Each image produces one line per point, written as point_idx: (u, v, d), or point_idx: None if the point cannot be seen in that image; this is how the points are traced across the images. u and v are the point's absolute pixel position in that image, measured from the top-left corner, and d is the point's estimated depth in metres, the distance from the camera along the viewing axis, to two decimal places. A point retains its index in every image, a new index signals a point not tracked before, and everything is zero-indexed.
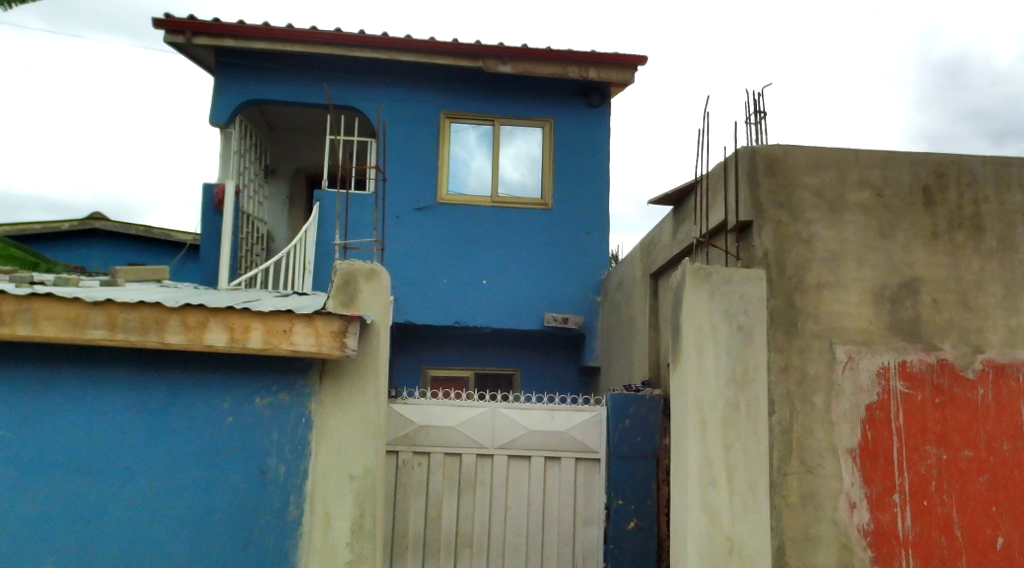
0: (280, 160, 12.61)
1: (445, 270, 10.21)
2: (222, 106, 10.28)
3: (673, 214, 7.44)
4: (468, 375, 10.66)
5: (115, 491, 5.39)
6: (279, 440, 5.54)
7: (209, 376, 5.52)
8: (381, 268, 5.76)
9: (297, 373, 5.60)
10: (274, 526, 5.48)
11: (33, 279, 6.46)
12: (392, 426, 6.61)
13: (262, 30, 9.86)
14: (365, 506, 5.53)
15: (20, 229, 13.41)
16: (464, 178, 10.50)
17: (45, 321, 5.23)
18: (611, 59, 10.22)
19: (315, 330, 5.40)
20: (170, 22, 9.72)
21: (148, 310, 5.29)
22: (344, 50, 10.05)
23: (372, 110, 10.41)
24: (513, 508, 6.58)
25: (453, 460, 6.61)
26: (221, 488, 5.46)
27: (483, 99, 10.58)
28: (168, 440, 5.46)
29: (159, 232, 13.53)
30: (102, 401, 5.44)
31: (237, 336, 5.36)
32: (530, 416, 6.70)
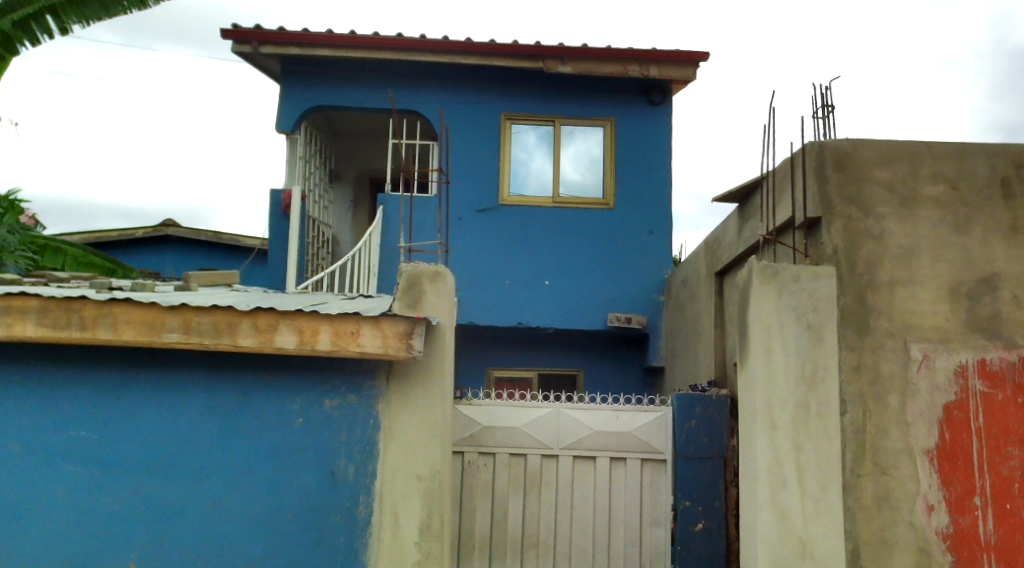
0: (344, 165, 12.78)
1: (508, 271, 10.24)
2: (288, 113, 10.47)
3: (739, 212, 7.36)
4: (531, 375, 10.68)
5: (191, 491, 5.52)
6: (347, 441, 5.61)
7: (279, 377, 5.62)
8: (446, 270, 5.75)
9: (364, 374, 5.66)
10: (345, 525, 5.55)
11: (111, 284, 6.68)
12: (458, 426, 6.65)
13: (326, 37, 10.01)
14: (433, 507, 5.57)
15: (97, 236, 13.88)
16: (524, 179, 10.52)
17: (123, 325, 5.38)
18: (672, 56, 10.12)
19: (382, 332, 5.46)
20: (237, 32, 9.94)
21: (221, 314, 5.40)
22: (405, 54, 10.14)
23: (434, 114, 10.48)
24: (578, 509, 6.56)
25: (519, 461, 6.62)
26: (293, 488, 5.56)
27: (543, 99, 10.57)
28: (240, 440, 5.57)
29: (228, 237, 13.86)
30: (177, 403, 5.57)
31: (306, 338, 5.44)
32: (595, 416, 6.66)
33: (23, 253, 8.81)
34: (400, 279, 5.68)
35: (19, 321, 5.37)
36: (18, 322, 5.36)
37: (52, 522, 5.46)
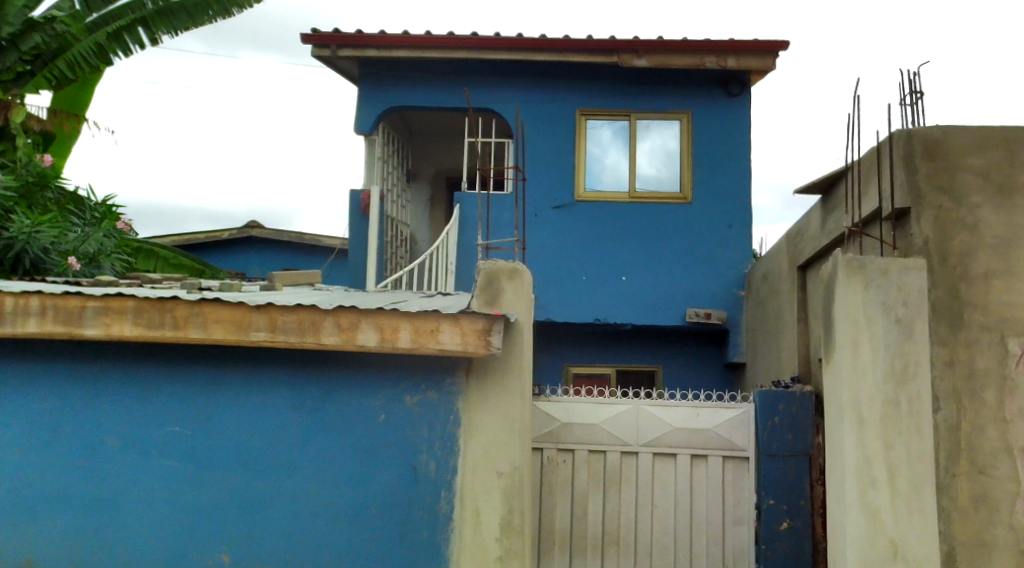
0: (419, 164, 12.92)
1: (586, 267, 10.22)
2: (366, 114, 10.62)
3: (822, 204, 7.20)
4: (609, 372, 10.62)
5: (279, 485, 5.65)
6: (429, 437, 5.67)
7: (361, 374, 5.71)
8: (523, 268, 5.72)
9: (445, 371, 5.71)
10: (426, 520, 5.61)
11: (202, 285, 6.88)
12: (537, 423, 6.63)
13: (402, 38, 10.11)
14: (514, 503, 5.58)
15: (185, 239, 14.33)
16: (599, 175, 10.47)
17: (212, 324, 5.53)
18: (751, 47, 9.92)
19: (461, 329, 5.50)
20: (316, 36, 10.13)
21: (305, 313, 5.50)
22: (480, 53, 10.19)
23: (510, 111, 10.51)
24: (659, 506, 6.50)
25: (599, 457, 6.57)
26: (376, 483, 5.64)
27: (618, 94, 10.50)
28: (325, 436, 5.67)
29: (310, 237, 14.15)
30: (264, 399, 5.70)
31: (387, 336, 5.51)
32: (674, 413, 6.59)
33: (118, 254, 9.00)
34: (479, 276, 5.68)
35: (116, 321, 5.55)
36: (115, 322, 5.55)
37: (148, 515, 5.65)
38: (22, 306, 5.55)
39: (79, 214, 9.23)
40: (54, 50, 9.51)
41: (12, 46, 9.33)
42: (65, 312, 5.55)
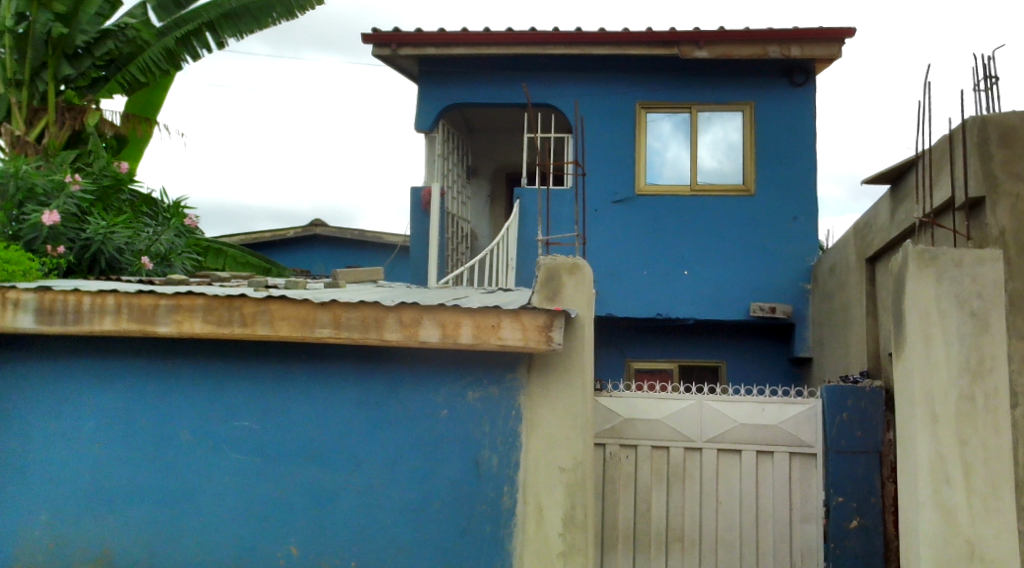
0: (480, 162, 12.97)
1: (647, 262, 10.14)
2: (426, 112, 10.69)
3: (891, 194, 7.04)
4: (671, 366, 10.52)
5: (345, 479, 5.72)
6: (491, 432, 5.67)
7: (424, 369, 5.73)
8: (584, 263, 5.68)
9: (506, 366, 5.70)
10: (490, 514, 5.63)
11: (268, 283, 6.99)
12: (599, 418, 6.55)
13: (461, 36, 10.14)
14: (576, 498, 5.55)
15: (252, 238, 14.66)
16: (660, 168, 10.38)
17: (279, 321, 5.61)
18: (816, 35, 9.70)
19: (522, 325, 5.48)
20: (377, 36, 10.23)
21: (368, 309, 5.55)
22: (539, 48, 10.17)
23: (569, 106, 10.47)
24: (725, 503, 6.40)
25: (662, 453, 6.49)
26: (440, 478, 5.67)
27: (679, 87, 10.37)
28: (390, 431, 5.72)
29: (372, 234, 14.34)
30: (330, 394, 5.77)
31: (449, 332, 5.52)
32: (739, 408, 6.48)
33: (188, 253, 9.21)
34: (539, 272, 5.66)
35: (186, 318, 5.66)
36: (184, 320, 5.66)
37: (219, 507, 5.76)
38: (98, 304, 5.70)
39: (151, 215, 9.45)
40: (128, 55, 9.75)
41: (86, 54, 9.58)
42: (139, 310, 5.68)
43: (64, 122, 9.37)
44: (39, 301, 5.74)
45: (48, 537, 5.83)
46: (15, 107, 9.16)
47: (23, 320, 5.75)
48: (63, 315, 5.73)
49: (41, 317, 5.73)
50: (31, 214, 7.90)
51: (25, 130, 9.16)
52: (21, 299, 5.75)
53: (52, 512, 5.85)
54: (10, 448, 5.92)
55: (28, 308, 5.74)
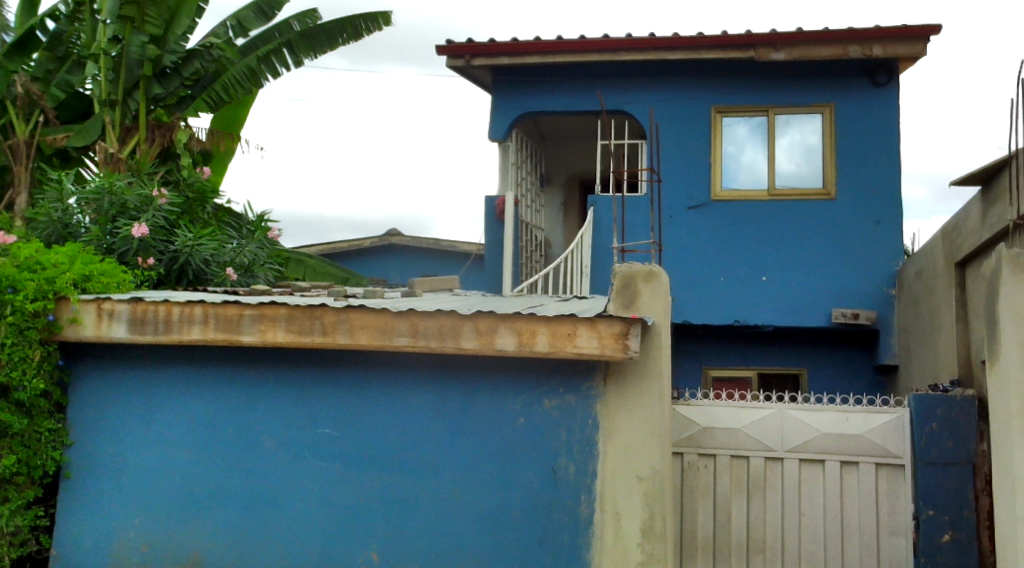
0: (554, 169, 13.01)
1: (724, 268, 10.03)
2: (499, 121, 10.76)
3: (981, 195, 6.82)
4: (750, 375, 10.38)
5: (423, 485, 5.77)
6: (568, 441, 5.66)
7: (500, 377, 5.75)
8: (660, 270, 5.61)
9: (582, 375, 5.68)
10: (568, 523, 5.62)
11: (347, 293, 7.12)
12: (676, 428, 6.49)
13: (533, 45, 10.19)
14: (655, 507, 5.51)
15: (331, 247, 14.97)
16: (736, 173, 10.24)
17: (358, 330, 5.68)
18: (899, 33, 9.43)
19: (598, 333, 5.44)
20: (451, 47, 10.34)
21: (445, 318, 5.60)
22: (613, 54, 10.13)
23: (644, 112, 10.41)
24: (807, 515, 6.25)
25: (741, 463, 6.38)
26: (517, 484, 5.68)
27: (756, 89, 10.20)
28: (468, 438, 5.76)
29: (447, 243, 14.48)
30: (409, 401, 5.84)
31: (525, 340, 5.53)
32: (822, 418, 6.32)
33: (270, 264, 9.41)
34: (615, 280, 5.61)
35: (270, 327, 5.79)
36: (268, 329, 5.79)
37: (301, 513, 5.88)
38: (187, 314, 5.86)
39: (235, 225, 9.61)
40: (212, 74, 10.07)
41: (174, 73, 9.94)
42: (224, 320, 5.83)
43: (154, 138, 9.85)
44: (131, 311, 5.93)
45: (140, 540, 6.02)
46: (110, 126, 9.50)
47: (116, 330, 5.95)
48: (154, 325, 5.91)
49: (134, 327, 5.92)
50: (123, 228, 8.17)
51: (118, 148, 9.51)
52: (115, 309, 5.94)
53: (145, 515, 6.04)
54: (105, 453, 6.13)
55: (122, 318, 5.94)
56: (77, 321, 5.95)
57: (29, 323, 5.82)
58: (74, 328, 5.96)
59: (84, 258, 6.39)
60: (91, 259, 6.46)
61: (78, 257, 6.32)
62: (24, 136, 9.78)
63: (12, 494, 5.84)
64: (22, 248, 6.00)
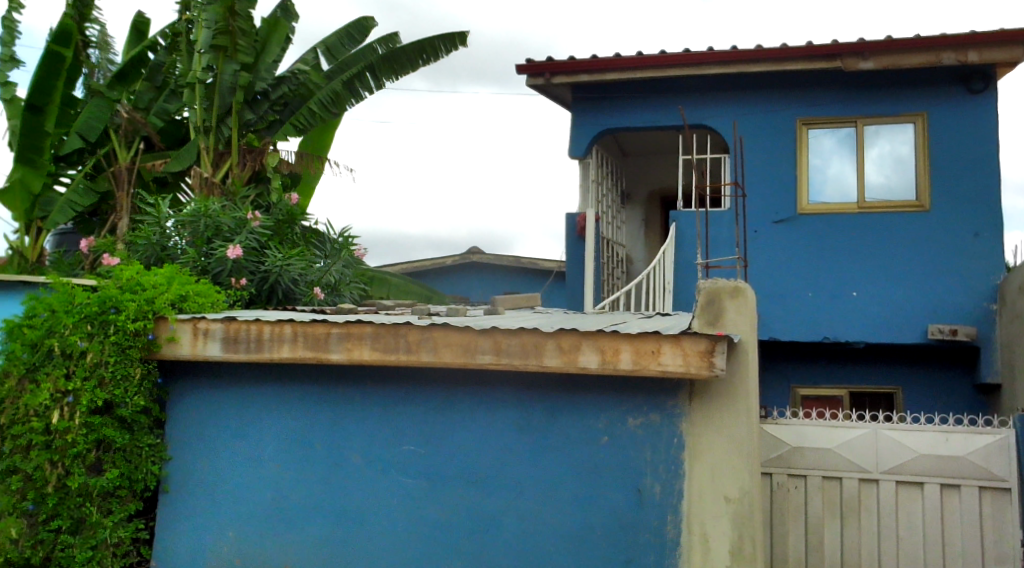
0: (634, 185, 12.93)
1: (812, 284, 9.82)
2: (579, 138, 10.77)
3: None
4: (841, 394, 10.11)
5: (507, 503, 5.76)
6: (653, 460, 5.58)
7: (584, 395, 5.72)
8: (746, 286, 5.53)
9: (668, 393, 5.60)
10: (654, 543, 5.53)
11: (431, 311, 7.19)
12: (765, 447, 6.35)
13: (613, 61, 10.17)
14: (745, 529, 5.40)
15: (414, 266, 15.17)
16: (823, 186, 10.03)
17: (442, 348, 5.72)
18: (995, 37, 9.09)
19: (683, 350, 5.36)
20: (531, 66, 10.42)
21: (528, 335, 5.59)
22: (693, 69, 10.04)
23: (727, 126, 10.28)
24: (905, 539, 6.02)
25: (833, 484, 6.20)
26: (602, 504, 5.63)
27: (844, 100, 9.97)
28: (552, 456, 5.73)
29: (527, 261, 14.53)
30: (492, 419, 5.85)
31: (608, 358, 5.48)
32: (920, 439, 6.11)
33: (356, 283, 9.54)
34: (700, 296, 5.55)
35: (356, 346, 5.87)
36: (355, 347, 5.87)
37: (387, 529, 5.93)
38: (277, 333, 5.99)
39: (321, 246, 9.65)
40: (301, 98, 10.31)
41: (264, 98, 10.27)
42: (313, 338, 5.93)
43: (246, 163, 10.00)
44: (225, 330, 6.09)
45: (234, 553, 6.15)
46: (204, 151, 9.85)
47: (211, 349, 6.11)
48: (246, 344, 6.05)
49: (227, 346, 6.08)
50: (218, 249, 8.46)
51: (212, 172, 9.82)
52: (210, 328, 6.11)
53: (238, 528, 6.18)
54: (200, 468, 6.30)
55: (217, 337, 6.10)
56: (175, 340, 6.14)
57: (131, 341, 6.03)
58: (172, 347, 6.16)
59: (181, 278, 6.58)
60: (187, 280, 6.66)
61: (175, 278, 6.51)
62: (126, 162, 10.22)
63: (115, 506, 6.04)
64: (124, 270, 6.22)
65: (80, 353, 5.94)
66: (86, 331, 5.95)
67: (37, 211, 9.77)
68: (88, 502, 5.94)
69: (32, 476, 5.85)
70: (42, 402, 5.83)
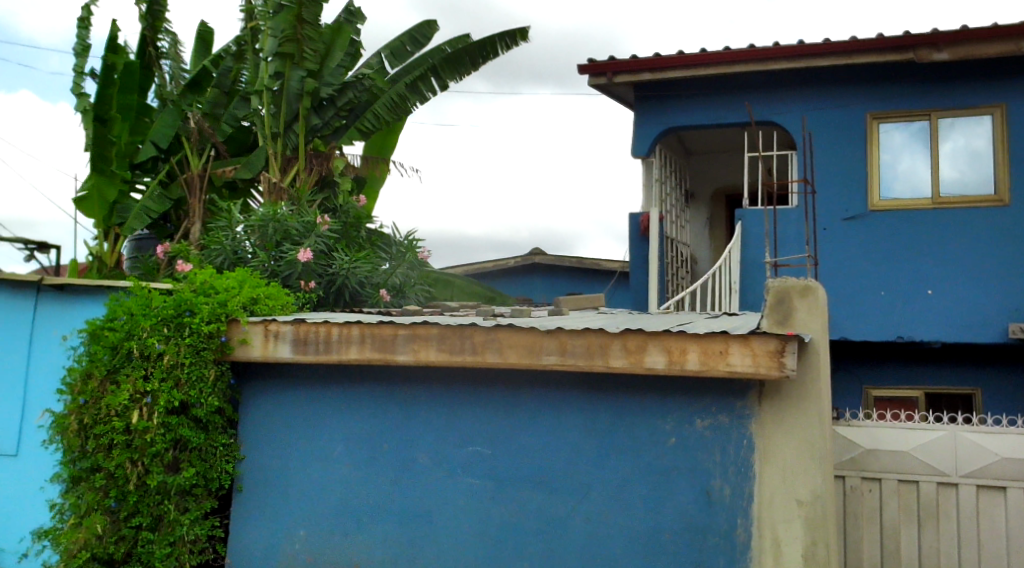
0: (698, 184, 12.79)
1: (884, 282, 9.59)
2: (642, 137, 10.69)
3: None
4: (916, 395, 9.85)
5: (574, 505, 5.72)
6: (722, 462, 5.49)
7: (650, 396, 5.65)
8: (817, 285, 5.40)
9: (736, 394, 5.50)
10: (724, 546, 5.44)
11: (496, 312, 7.20)
12: (838, 449, 6.20)
13: (677, 59, 10.07)
14: (818, 533, 5.27)
15: (477, 268, 15.23)
16: (895, 181, 9.76)
17: (507, 349, 5.71)
18: None
19: (752, 351, 5.25)
20: (593, 66, 10.37)
21: (594, 336, 5.54)
22: (759, 64, 9.87)
23: (795, 122, 10.09)
24: (988, 545, 5.81)
25: (910, 488, 6.01)
26: (670, 506, 5.56)
27: (916, 93, 9.68)
28: (619, 457, 5.67)
29: (590, 262, 14.47)
30: (558, 419, 5.82)
31: (675, 358, 5.40)
32: (1002, 442, 5.90)
33: (421, 285, 9.56)
34: (769, 295, 5.45)
35: (423, 347, 5.89)
36: (421, 348, 5.89)
37: (455, 530, 5.94)
38: (345, 335, 6.04)
39: (387, 247, 9.68)
40: (366, 103, 10.42)
41: (330, 104, 10.34)
42: (380, 340, 5.97)
43: (313, 167, 10.13)
44: (295, 332, 6.16)
45: (305, 551, 6.23)
46: (272, 157, 10.02)
47: (281, 350, 6.20)
48: (315, 345, 6.12)
49: (297, 347, 6.15)
50: (289, 252, 8.58)
51: (280, 177, 9.99)
52: (280, 331, 6.19)
53: (308, 527, 6.25)
54: (271, 468, 6.39)
55: (287, 338, 6.18)
56: (247, 342, 6.24)
57: (205, 343, 6.13)
58: (244, 348, 6.26)
59: (252, 281, 6.70)
60: (258, 282, 6.77)
61: (246, 281, 6.64)
62: (198, 168, 10.44)
63: (191, 504, 6.15)
64: (198, 274, 6.38)
65: (157, 355, 6.08)
66: (163, 333, 6.09)
67: (115, 218, 9.99)
68: (166, 500, 6.06)
69: (114, 474, 6.03)
70: (122, 403, 6.00)
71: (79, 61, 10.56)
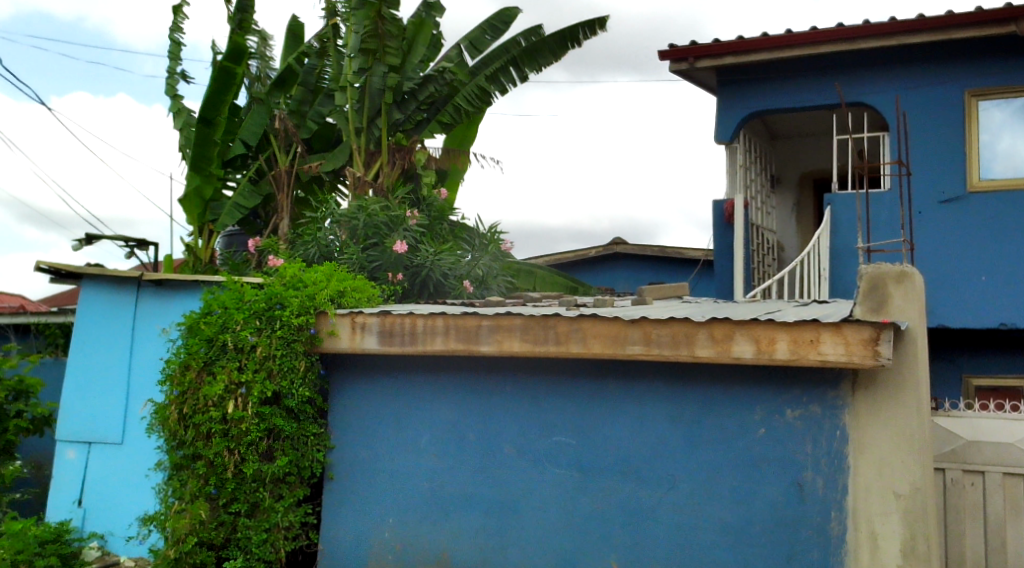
0: (784, 169, 12.47)
1: (983, 267, 9.21)
2: (726, 123, 10.48)
3: None
4: (1021, 384, 9.42)
5: (661, 496, 5.64)
6: (814, 453, 5.34)
7: (739, 386, 5.52)
8: (913, 271, 5.20)
9: (829, 384, 5.34)
10: (818, 540, 5.29)
11: (579, 303, 7.15)
12: (937, 441, 5.98)
13: (761, 41, 9.82)
14: (918, 527, 5.09)
15: (558, 259, 15.19)
16: (994, 161, 9.36)
17: (591, 339, 5.65)
18: None
19: (844, 339, 5.08)
20: (674, 52, 10.20)
21: (679, 325, 5.44)
22: (848, 43, 9.56)
23: (887, 102, 9.74)
24: None
25: (1016, 481, 5.67)
26: (760, 498, 5.43)
27: (1017, 68, 9.22)
28: (707, 448, 5.57)
29: (673, 251, 14.28)
30: (643, 410, 5.74)
31: (764, 348, 5.27)
32: None
33: (504, 276, 9.53)
34: (861, 282, 5.26)
35: (506, 337, 5.88)
36: (505, 338, 5.88)
37: (541, 520, 5.92)
38: (430, 326, 6.07)
39: (470, 242, 9.72)
40: (446, 95, 10.44)
41: (411, 98, 10.39)
42: (464, 331, 5.98)
43: (395, 162, 10.26)
44: (381, 324, 6.21)
45: (395, 539, 6.30)
46: (356, 151, 10.16)
47: (368, 342, 6.25)
48: (401, 337, 6.16)
49: (384, 339, 6.20)
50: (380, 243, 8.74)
51: (364, 171, 10.12)
52: (367, 323, 6.24)
53: (397, 516, 6.32)
54: (360, 457, 6.47)
55: (373, 330, 6.23)
56: (335, 334, 6.32)
57: (296, 335, 6.23)
58: (333, 340, 6.35)
59: (339, 275, 6.79)
60: (345, 276, 6.85)
61: (333, 274, 6.74)
62: (285, 165, 10.63)
63: (286, 492, 6.28)
64: (288, 268, 6.52)
65: (251, 347, 6.24)
66: (255, 326, 6.24)
67: (209, 215, 10.29)
68: (261, 487, 6.21)
69: (213, 462, 6.19)
70: (219, 393, 6.15)
71: (171, 62, 10.86)
